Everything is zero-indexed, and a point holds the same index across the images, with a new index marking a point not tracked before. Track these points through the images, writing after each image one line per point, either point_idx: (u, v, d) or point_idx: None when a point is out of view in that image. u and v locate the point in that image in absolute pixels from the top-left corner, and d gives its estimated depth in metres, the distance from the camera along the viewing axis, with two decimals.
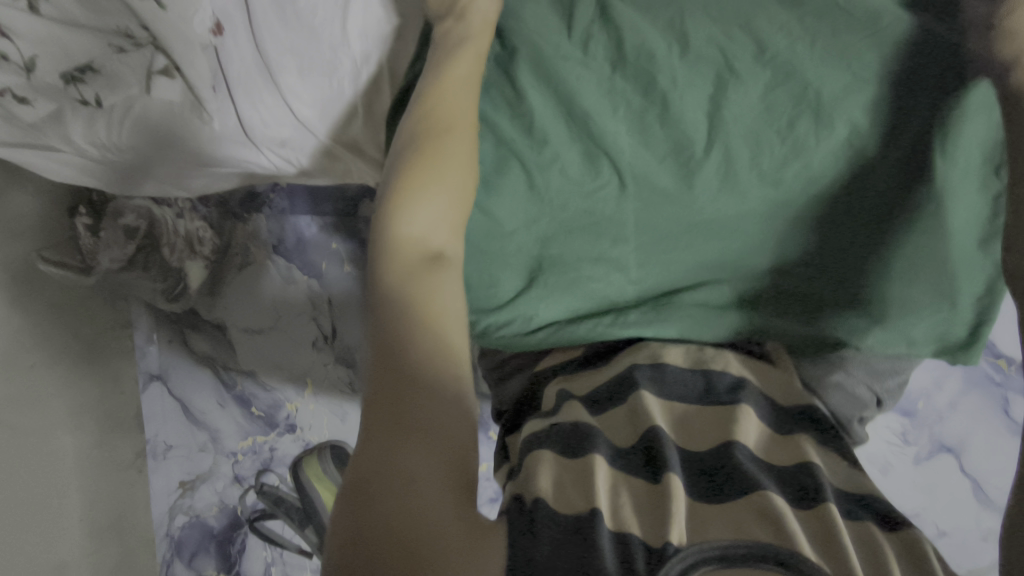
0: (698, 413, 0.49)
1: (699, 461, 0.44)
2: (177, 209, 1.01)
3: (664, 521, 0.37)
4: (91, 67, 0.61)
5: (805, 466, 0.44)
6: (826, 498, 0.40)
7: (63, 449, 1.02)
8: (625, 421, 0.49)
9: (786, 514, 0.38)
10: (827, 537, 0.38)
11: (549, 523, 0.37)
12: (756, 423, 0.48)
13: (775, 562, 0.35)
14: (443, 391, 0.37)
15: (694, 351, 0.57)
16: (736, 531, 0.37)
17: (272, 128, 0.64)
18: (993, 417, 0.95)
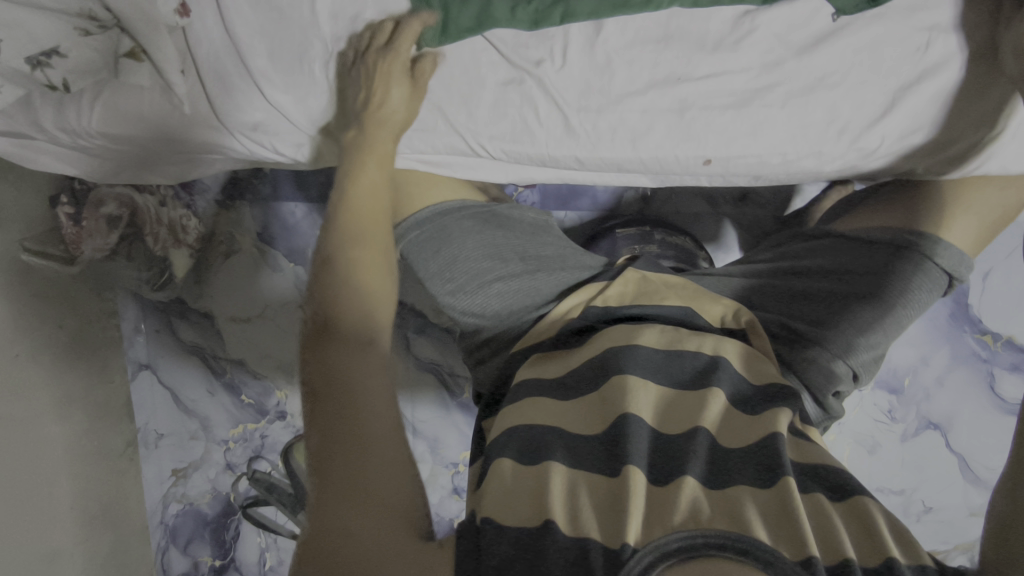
0: (669, 401, 0.47)
1: (662, 448, 0.43)
2: (160, 196, 0.98)
3: (618, 523, 0.38)
4: (58, 51, 0.56)
5: (770, 440, 0.43)
6: (786, 472, 0.40)
7: (51, 437, 0.99)
8: (596, 411, 0.47)
9: (747, 506, 0.38)
10: (786, 518, 0.37)
11: (507, 532, 0.39)
12: (724, 404, 0.46)
13: (735, 550, 0.34)
14: (378, 418, 0.44)
15: (670, 330, 0.53)
16: (693, 520, 0.37)
17: (245, 112, 0.61)
18: (982, 393, 0.94)
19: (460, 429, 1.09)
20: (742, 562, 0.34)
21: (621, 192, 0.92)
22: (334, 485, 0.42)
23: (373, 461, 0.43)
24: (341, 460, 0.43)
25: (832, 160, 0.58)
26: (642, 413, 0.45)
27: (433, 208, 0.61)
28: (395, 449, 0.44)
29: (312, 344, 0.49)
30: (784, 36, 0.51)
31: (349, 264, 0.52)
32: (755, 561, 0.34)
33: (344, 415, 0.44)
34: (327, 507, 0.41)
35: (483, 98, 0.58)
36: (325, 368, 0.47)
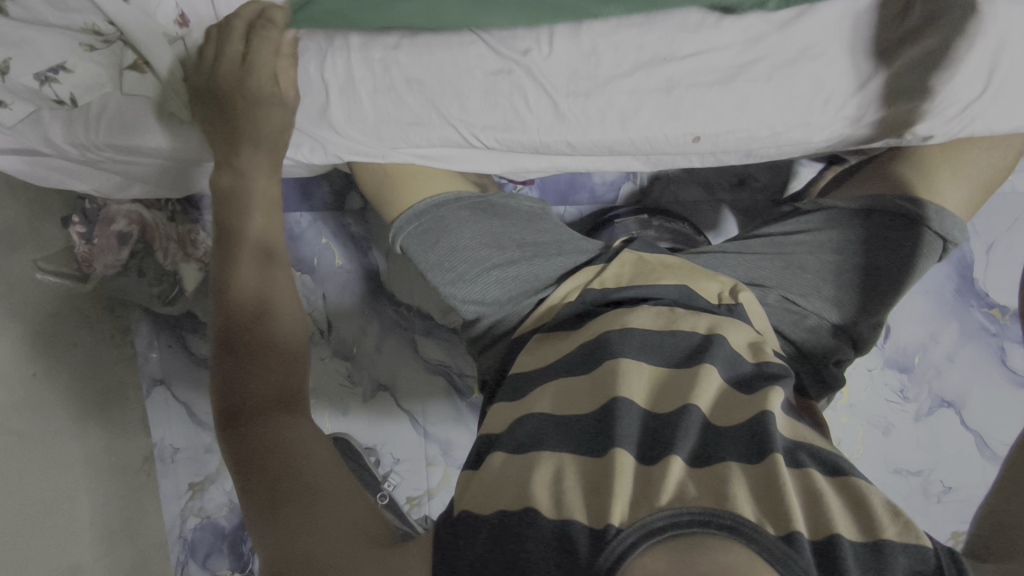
0: (664, 381, 0.47)
1: (652, 429, 0.43)
2: (168, 212, 1.03)
3: (603, 504, 0.38)
4: (64, 67, 0.59)
5: (761, 417, 0.43)
6: (774, 448, 0.40)
7: (70, 453, 0.99)
8: (589, 394, 0.48)
9: (733, 480, 0.38)
10: (773, 494, 0.37)
11: (488, 521, 0.40)
12: (718, 384, 0.46)
13: (717, 526, 0.35)
14: (315, 456, 0.48)
15: (664, 312, 0.53)
16: (678, 499, 0.37)
17: None
18: (993, 368, 0.94)
19: (471, 430, 1.09)
20: (724, 538, 0.35)
21: (618, 185, 0.92)
22: (295, 526, 0.43)
23: (329, 498, 0.45)
24: (294, 500, 0.44)
25: (823, 129, 0.58)
26: (634, 397, 0.46)
27: (429, 200, 0.62)
28: (337, 478, 0.47)
29: (236, 424, 0.50)
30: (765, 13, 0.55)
31: (253, 348, 0.54)
32: (737, 537, 0.35)
33: (283, 476, 0.46)
34: (296, 548, 0.42)
35: (469, 87, 0.59)
36: (251, 447, 0.48)
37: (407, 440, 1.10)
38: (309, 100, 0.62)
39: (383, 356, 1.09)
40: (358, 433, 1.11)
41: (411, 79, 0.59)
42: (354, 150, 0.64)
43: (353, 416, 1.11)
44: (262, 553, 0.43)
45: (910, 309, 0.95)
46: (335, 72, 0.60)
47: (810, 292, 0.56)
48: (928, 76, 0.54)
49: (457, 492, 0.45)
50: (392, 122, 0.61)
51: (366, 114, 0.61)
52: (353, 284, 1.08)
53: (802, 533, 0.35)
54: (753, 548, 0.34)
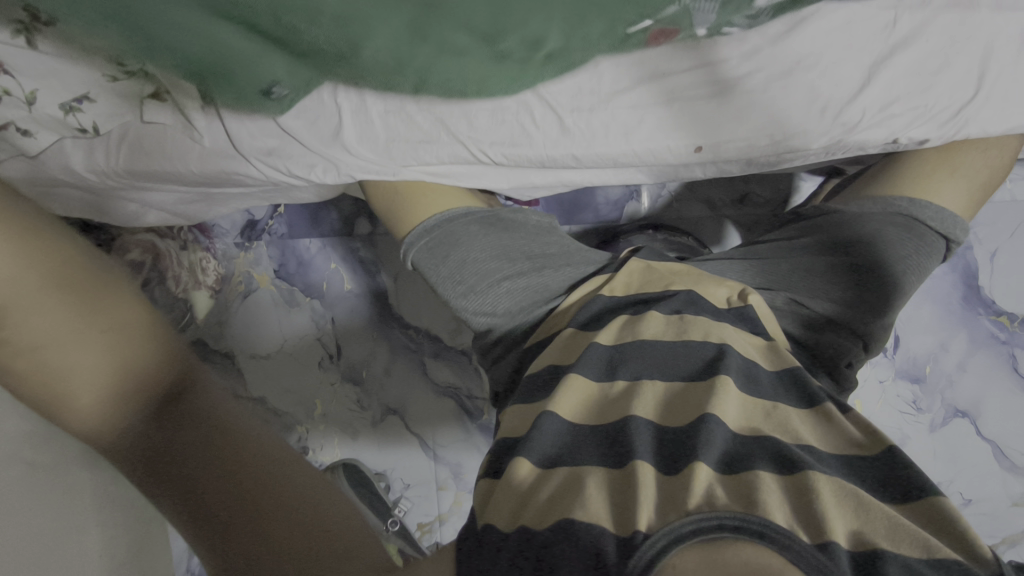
0: (676, 390, 0.48)
1: (672, 440, 0.44)
2: (181, 241, 1.03)
3: (629, 513, 0.38)
4: (88, 97, 0.62)
5: (776, 440, 0.43)
6: (807, 464, 0.40)
7: (78, 485, 0.99)
8: (609, 408, 0.48)
9: (763, 488, 0.38)
10: (804, 502, 0.38)
11: (512, 537, 0.40)
12: (736, 395, 0.46)
13: (748, 533, 0.35)
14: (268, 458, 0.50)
15: (676, 321, 0.54)
16: (707, 504, 0.37)
17: (258, 138, 0.64)
18: (1005, 376, 0.94)
19: (482, 453, 1.08)
20: (755, 545, 0.34)
21: (623, 204, 0.94)
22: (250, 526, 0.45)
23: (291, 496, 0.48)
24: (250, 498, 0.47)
25: (820, 136, 0.59)
26: (644, 412, 0.46)
27: (439, 216, 0.64)
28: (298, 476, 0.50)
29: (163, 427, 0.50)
30: (761, 28, 0.58)
31: (166, 410, 0.51)
32: (768, 543, 0.35)
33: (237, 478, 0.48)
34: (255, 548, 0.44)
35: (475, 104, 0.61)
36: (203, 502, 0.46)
37: (416, 464, 1.08)
38: (321, 121, 0.63)
39: (393, 380, 1.09)
40: (367, 460, 1.08)
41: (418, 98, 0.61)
42: (365, 168, 0.65)
43: (362, 442, 1.08)
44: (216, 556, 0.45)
45: (917, 319, 0.96)
46: (347, 95, 0.61)
47: (818, 295, 0.57)
48: (913, 85, 0.57)
49: (480, 506, 0.45)
50: (402, 141, 0.63)
51: (377, 134, 0.63)
52: (361, 307, 1.09)
53: (838, 544, 0.35)
54: (785, 555, 0.34)
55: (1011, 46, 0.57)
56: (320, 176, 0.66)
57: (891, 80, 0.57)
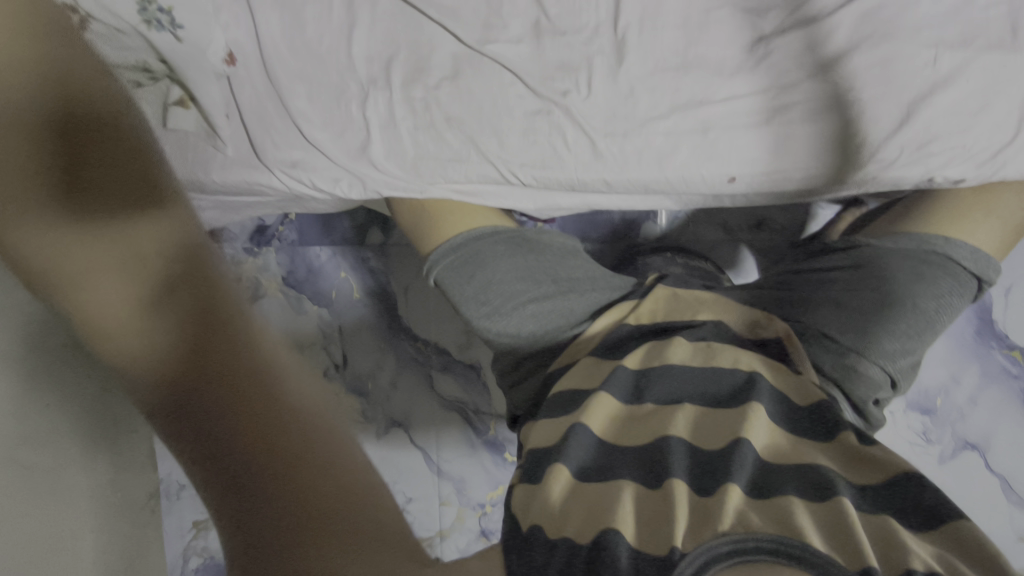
0: (708, 414, 0.47)
1: (704, 461, 0.42)
2: None
3: (663, 531, 0.37)
4: None
5: (811, 466, 0.42)
6: (839, 490, 0.39)
7: (77, 488, 0.96)
8: (637, 430, 0.47)
9: (799, 517, 0.36)
10: (840, 527, 0.36)
11: (545, 545, 0.40)
12: (767, 422, 0.45)
13: (785, 555, 0.33)
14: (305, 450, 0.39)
15: (703, 347, 0.53)
16: (743, 526, 0.35)
17: (283, 150, 0.65)
18: (1016, 410, 0.93)
19: (486, 468, 1.06)
20: (793, 569, 0.32)
21: (639, 224, 0.94)
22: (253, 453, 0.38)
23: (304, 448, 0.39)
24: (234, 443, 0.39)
25: (853, 171, 0.59)
26: (679, 433, 0.45)
27: (465, 234, 0.62)
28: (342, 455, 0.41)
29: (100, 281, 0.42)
30: (794, 60, 0.60)
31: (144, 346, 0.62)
32: (806, 566, 0.32)
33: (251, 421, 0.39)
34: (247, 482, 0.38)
35: (506, 123, 0.63)
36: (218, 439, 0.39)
37: (418, 477, 1.07)
38: (348, 134, 0.64)
39: (399, 393, 1.08)
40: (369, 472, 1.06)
41: (449, 118, 0.63)
42: (398, 185, 0.64)
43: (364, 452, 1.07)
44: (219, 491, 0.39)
45: (931, 351, 0.95)
46: (376, 109, 0.64)
47: (848, 330, 0.55)
48: (955, 123, 0.58)
49: (515, 517, 0.45)
50: (432, 159, 0.64)
51: (406, 150, 0.64)
52: (369, 316, 1.08)
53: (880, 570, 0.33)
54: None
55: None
56: (344, 190, 0.65)
57: (930, 119, 0.58)
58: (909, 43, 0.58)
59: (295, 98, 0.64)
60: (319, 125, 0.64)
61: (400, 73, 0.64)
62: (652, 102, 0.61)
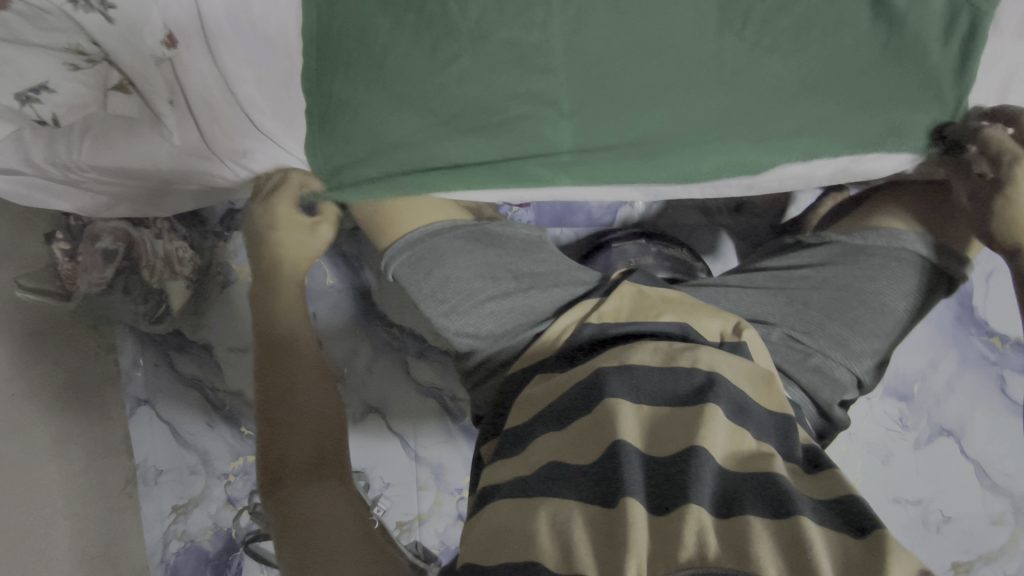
0: (667, 417, 0.45)
1: (660, 474, 0.41)
2: (155, 229, 0.98)
3: (617, 558, 0.35)
4: (47, 87, 0.59)
5: (768, 477, 0.40)
6: (797, 510, 0.37)
7: (47, 478, 0.92)
8: (590, 437, 0.45)
9: (754, 540, 0.35)
10: (796, 548, 0.35)
11: (494, 572, 0.37)
12: (724, 424, 0.43)
13: None
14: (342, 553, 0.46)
15: (663, 347, 0.51)
16: (699, 558, 0.35)
17: (233, 139, 0.66)
18: (993, 396, 0.92)
19: (462, 455, 1.06)
20: None
21: (615, 209, 0.91)
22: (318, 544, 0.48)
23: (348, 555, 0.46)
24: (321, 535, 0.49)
25: (820, 166, 0.66)
26: (632, 438, 0.43)
27: (422, 230, 0.62)
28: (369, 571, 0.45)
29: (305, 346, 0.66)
30: (752, 65, 0.63)
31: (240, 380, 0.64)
32: None
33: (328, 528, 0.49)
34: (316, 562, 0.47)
35: (494, 133, 0.65)
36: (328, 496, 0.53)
37: (396, 462, 1.07)
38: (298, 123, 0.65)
39: (375, 378, 1.07)
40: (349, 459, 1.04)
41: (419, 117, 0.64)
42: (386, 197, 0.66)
43: None
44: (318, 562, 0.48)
45: (909, 336, 0.95)
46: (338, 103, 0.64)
47: (814, 330, 0.56)
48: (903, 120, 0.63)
49: (467, 535, 0.43)
50: (392, 152, 0.65)
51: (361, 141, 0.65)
52: (343, 299, 1.06)
53: None
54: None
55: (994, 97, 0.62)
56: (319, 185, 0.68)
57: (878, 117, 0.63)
58: (855, 45, 0.62)
59: (244, 83, 0.62)
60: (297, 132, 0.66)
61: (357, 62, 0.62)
62: (637, 119, 0.65)
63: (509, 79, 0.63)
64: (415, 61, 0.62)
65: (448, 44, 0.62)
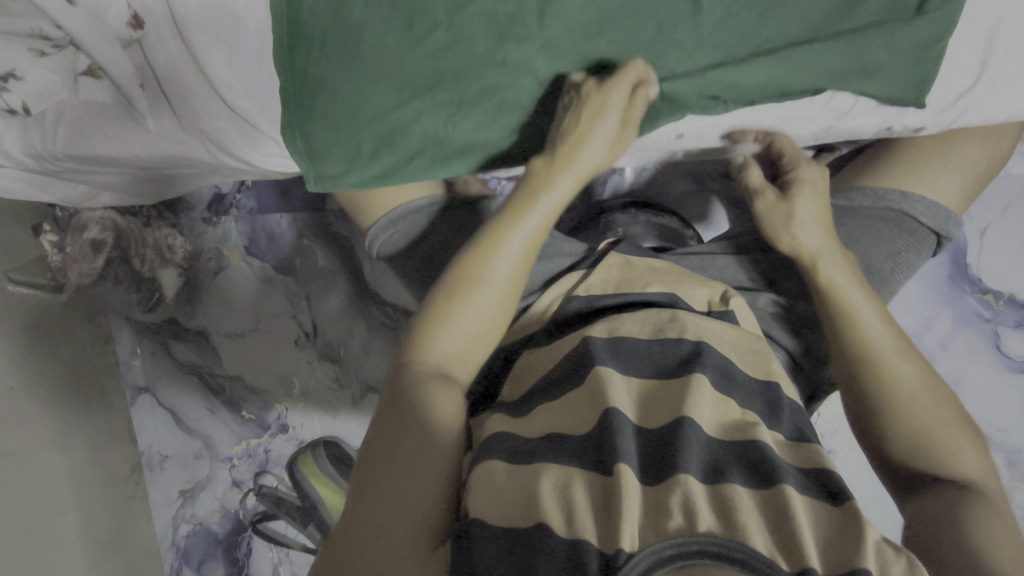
0: (655, 390, 0.45)
1: (652, 444, 0.41)
2: (144, 217, 1.00)
3: (612, 525, 0.35)
4: (13, 75, 0.59)
5: (756, 443, 0.41)
6: (783, 478, 0.38)
7: (52, 469, 0.92)
8: (583, 405, 0.45)
9: (741, 509, 0.36)
10: (779, 518, 0.36)
11: (496, 538, 0.37)
12: (711, 394, 0.43)
13: (727, 559, 0.33)
14: (387, 484, 0.42)
15: (651, 318, 0.51)
16: (687, 526, 0.35)
17: (205, 119, 0.64)
18: (987, 352, 0.92)
19: None
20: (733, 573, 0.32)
21: (606, 178, 0.90)
22: (374, 452, 0.45)
23: (400, 483, 0.42)
24: (380, 430, 0.46)
25: (809, 124, 0.65)
26: (624, 409, 0.43)
27: (405, 207, 0.67)
28: (409, 511, 0.42)
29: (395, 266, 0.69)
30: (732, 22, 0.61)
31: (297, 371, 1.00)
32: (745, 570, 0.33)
33: (393, 430, 0.45)
34: (369, 457, 0.45)
35: (474, 104, 0.63)
36: (394, 382, 0.49)
37: None
38: (274, 102, 0.64)
39: (371, 358, 1.05)
40: (350, 438, 1.06)
41: (397, 94, 0.63)
42: (378, 174, 0.67)
43: (342, 418, 1.06)
44: (368, 440, 0.46)
45: (903, 296, 0.94)
46: (314, 83, 0.63)
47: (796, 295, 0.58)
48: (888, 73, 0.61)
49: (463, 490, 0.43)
50: (368, 130, 0.64)
51: (338, 121, 0.64)
52: (336, 278, 1.06)
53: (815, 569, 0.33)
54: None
55: (977, 57, 0.61)
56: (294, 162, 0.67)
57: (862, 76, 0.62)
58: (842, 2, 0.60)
59: (213, 63, 0.61)
60: (272, 111, 0.64)
61: (331, 40, 0.61)
62: None
63: (487, 48, 0.61)
64: (390, 36, 0.61)
65: (423, 18, 0.60)
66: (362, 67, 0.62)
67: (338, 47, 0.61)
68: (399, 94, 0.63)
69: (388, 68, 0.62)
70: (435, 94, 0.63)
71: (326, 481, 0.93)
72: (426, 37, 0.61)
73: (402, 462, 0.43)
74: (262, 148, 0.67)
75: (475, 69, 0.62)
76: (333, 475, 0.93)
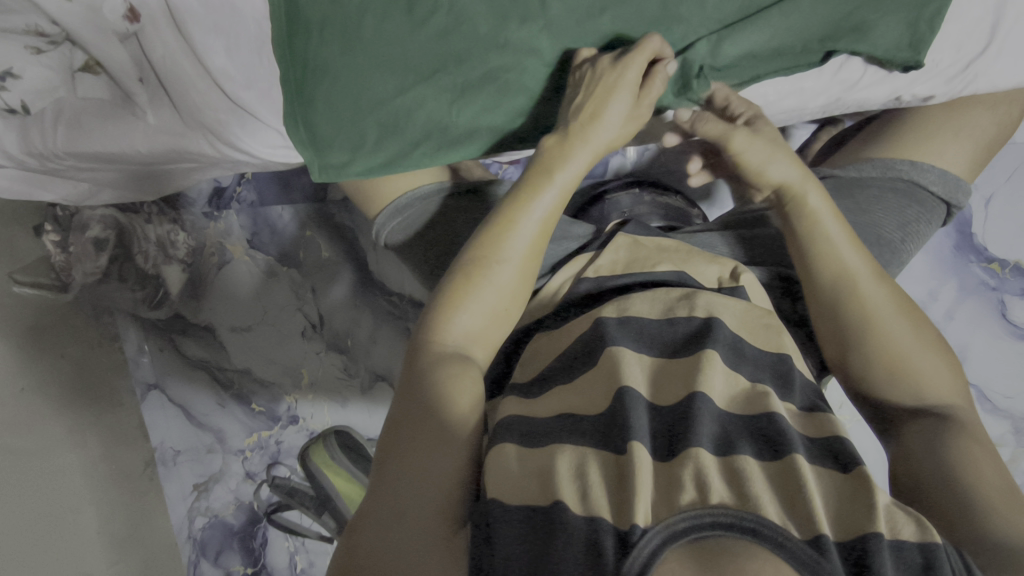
0: (666, 367, 0.45)
1: (665, 421, 0.41)
2: (145, 214, 1.00)
3: (627, 502, 0.36)
4: (10, 74, 0.57)
5: (769, 416, 0.41)
6: (794, 448, 0.38)
7: (68, 466, 0.93)
8: (595, 385, 0.45)
9: (754, 481, 0.36)
10: (792, 488, 0.36)
11: (513, 519, 0.38)
12: (722, 369, 0.44)
13: (741, 530, 0.33)
14: (410, 469, 0.43)
15: (660, 296, 0.51)
16: (701, 499, 0.35)
17: (205, 112, 0.63)
18: (994, 321, 0.92)
19: None
20: (746, 542, 0.33)
21: (607, 159, 0.91)
22: (395, 440, 0.45)
23: (424, 466, 0.43)
24: (401, 416, 0.46)
25: (814, 98, 0.65)
26: (636, 386, 0.43)
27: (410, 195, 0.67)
28: (431, 497, 0.42)
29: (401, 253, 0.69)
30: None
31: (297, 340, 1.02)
32: (759, 539, 0.33)
33: (415, 416, 0.45)
34: (392, 443, 0.45)
35: (478, 88, 0.63)
36: (412, 366, 0.49)
37: None
38: (275, 92, 0.63)
39: (378, 347, 1.06)
40: (359, 427, 1.06)
41: (400, 79, 0.62)
42: (384, 162, 0.66)
43: (352, 407, 1.06)
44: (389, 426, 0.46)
45: (909, 268, 0.94)
46: (315, 71, 0.62)
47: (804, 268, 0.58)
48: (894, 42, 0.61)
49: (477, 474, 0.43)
50: (372, 118, 0.64)
51: (342, 109, 0.63)
52: (341, 268, 1.05)
53: (828, 536, 0.34)
54: (779, 554, 0.32)
55: (983, 24, 0.60)
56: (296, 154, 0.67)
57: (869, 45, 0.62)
58: None
59: (212, 53, 0.60)
60: (272, 101, 0.64)
61: (329, 28, 0.60)
62: None
63: (488, 30, 0.60)
64: (390, 20, 0.60)
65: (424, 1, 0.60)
66: (364, 53, 0.61)
67: (339, 34, 0.61)
68: (401, 78, 0.62)
69: (390, 53, 0.61)
70: (437, 78, 0.62)
71: (339, 470, 0.93)
72: (426, 20, 0.60)
73: (425, 448, 0.43)
74: (265, 141, 0.67)
75: (476, 52, 0.61)
76: (345, 463, 0.93)
